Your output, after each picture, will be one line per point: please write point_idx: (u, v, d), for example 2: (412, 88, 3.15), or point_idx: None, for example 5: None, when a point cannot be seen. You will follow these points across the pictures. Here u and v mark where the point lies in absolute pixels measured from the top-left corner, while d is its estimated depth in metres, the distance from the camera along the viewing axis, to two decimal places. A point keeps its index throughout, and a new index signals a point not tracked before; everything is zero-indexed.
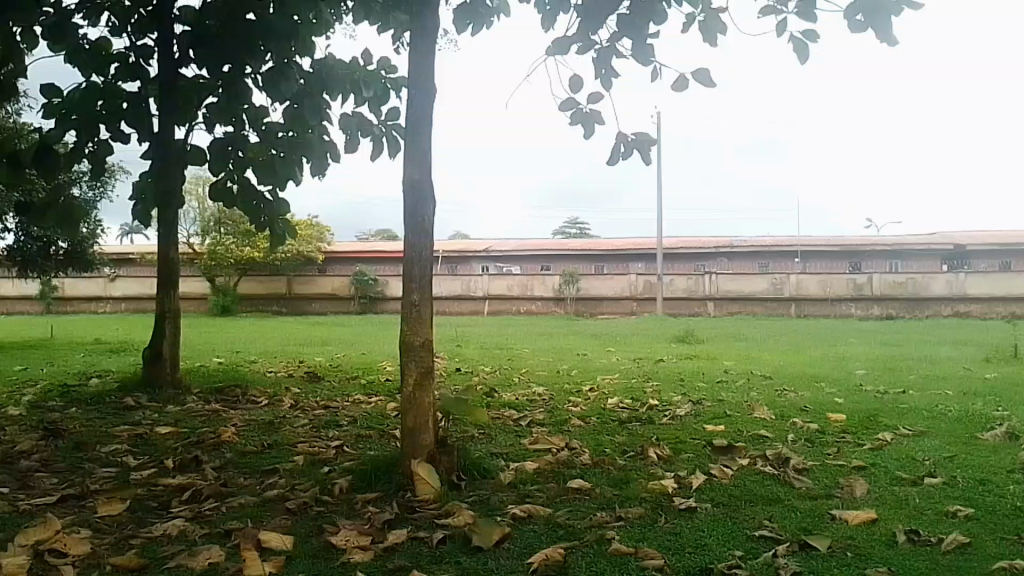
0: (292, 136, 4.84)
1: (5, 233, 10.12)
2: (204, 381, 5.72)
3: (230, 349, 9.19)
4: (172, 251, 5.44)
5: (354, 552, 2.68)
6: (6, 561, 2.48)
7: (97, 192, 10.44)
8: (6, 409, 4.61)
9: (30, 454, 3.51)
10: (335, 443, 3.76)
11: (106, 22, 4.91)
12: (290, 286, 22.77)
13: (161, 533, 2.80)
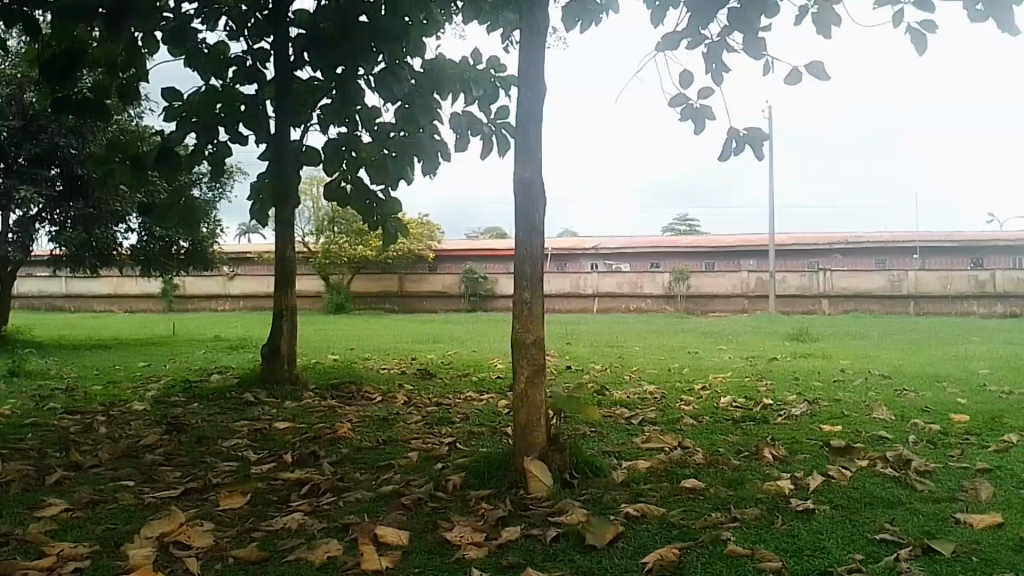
0: (404, 137, 4.87)
1: (131, 232, 10.82)
2: (320, 377, 5.86)
3: (347, 346, 9.38)
4: (288, 248, 5.61)
5: (469, 548, 2.67)
6: (134, 554, 2.53)
7: (217, 193, 10.90)
8: (133, 403, 4.80)
9: (155, 448, 3.64)
10: (448, 439, 3.80)
11: (226, 27, 5.02)
12: (401, 284, 23.16)
13: (281, 526, 2.81)
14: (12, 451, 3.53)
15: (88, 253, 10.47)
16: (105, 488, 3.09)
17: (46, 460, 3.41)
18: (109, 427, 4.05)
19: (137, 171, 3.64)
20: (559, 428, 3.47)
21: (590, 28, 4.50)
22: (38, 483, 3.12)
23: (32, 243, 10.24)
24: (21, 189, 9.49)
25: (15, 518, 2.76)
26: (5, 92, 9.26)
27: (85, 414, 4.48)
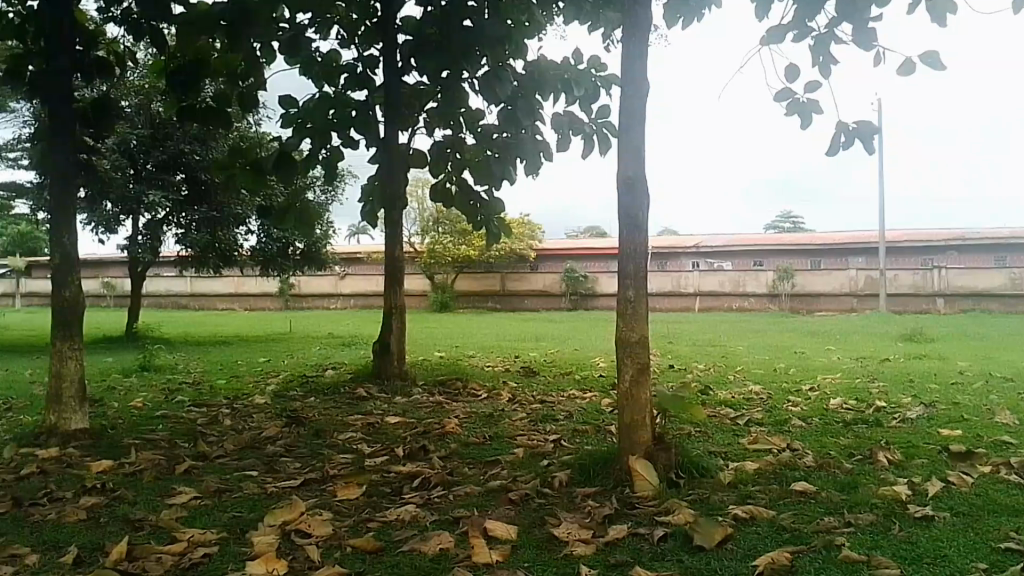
0: (507, 137, 4.98)
1: (250, 233, 11.25)
2: (428, 373, 6.01)
3: (452, 344, 9.54)
4: (396, 248, 5.82)
5: (577, 545, 2.67)
6: (258, 541, 2.64)
7: (329, 195, 11.19)
8: (254, 396, 5.06)
9: (276, 440, 3.83)
10: (553, 436, 3.85)
11: (337, 36, 5.21)
12: (503, 283, 23.45)
13: (395, 517, 2.89)
14: (146, 441, 3.78)
15: (211, 254, 10.91)
16: (231, 477, 3.24)
17: (176, 449, 3.63)
18: (233, 419, 4.28)
19: (256, 174, 3.82)
20: (665, 427, 3.46)
21: (691, 24, 4.45)
22: (170, 471, 3.32)
23: (160, 245, 10.79)
24: (149, 194, 10.13)
25: (150, 504, 2.92)
26: (133, 103, 10.04)
27: (210, 406, 4.74)
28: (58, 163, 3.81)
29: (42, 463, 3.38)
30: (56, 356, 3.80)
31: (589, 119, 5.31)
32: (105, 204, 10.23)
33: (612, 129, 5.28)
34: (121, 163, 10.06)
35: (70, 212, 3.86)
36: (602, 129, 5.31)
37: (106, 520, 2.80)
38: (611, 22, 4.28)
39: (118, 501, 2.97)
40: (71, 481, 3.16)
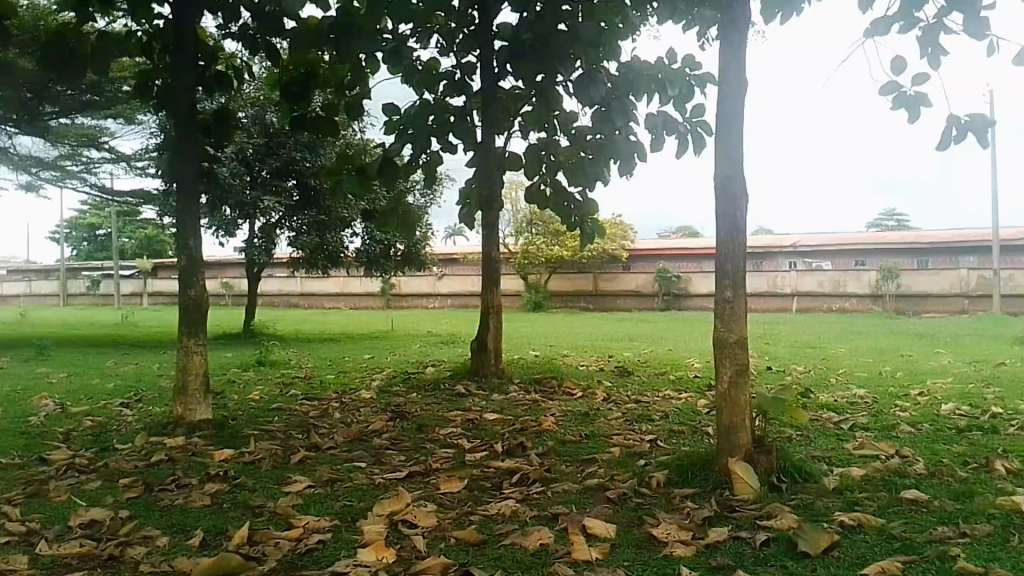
0: (601, 138, 5.01)
1: (354, 236, 11.67)
2: (523, 372, 6.08)
3: (548, 343, 9.61)
4: (494, 250, 5.92)
5: (677, 546, 2.65)
6: (368, 529, 2.78)
7: (428, 199, 11.46)
8: (359, 391, 5.27)
9: (381, 433, 3.98)
10: (649, 436, 3.86)
11: (436, 44, 5.35)
12: (596, 283, 23.40)
13: (496, 512, 2.96)
14: (263, 432, 3.99)
15: (320, 257, 11.35)
16: (341, 468, 3.39)
17: (290, 440, 3.83)
18: (341, 413, 4.47)
19: (362, 180, 3.98)
20: (765, 431, 3.42)
21: (790, 19, 4.38)
22: (285, 460, 3.51)
23: (274, 247, 11.28)
24: (265, 200, 10.64)
25: (268, 491, 3.10)
26: (251, 113, 10.58)
27: (321, 400, 4.96)
28: (186, 171, 4.06)
29: (170, 450, 3.63)
30: (183, 352, 4.04)
31: (683, 118, 5.27)
32: (223, 209, 10.74)
33: (708, 128, 5.23)
34: (239, 170, 10.55)
35: (195, 215, 4.10)
36: (697, 128, 5.25)
37: (228, 505, 2.99)
38: (705, 21, 4.25)
39: (239, 488, 3.16)
40: (196, 468, 3.38)
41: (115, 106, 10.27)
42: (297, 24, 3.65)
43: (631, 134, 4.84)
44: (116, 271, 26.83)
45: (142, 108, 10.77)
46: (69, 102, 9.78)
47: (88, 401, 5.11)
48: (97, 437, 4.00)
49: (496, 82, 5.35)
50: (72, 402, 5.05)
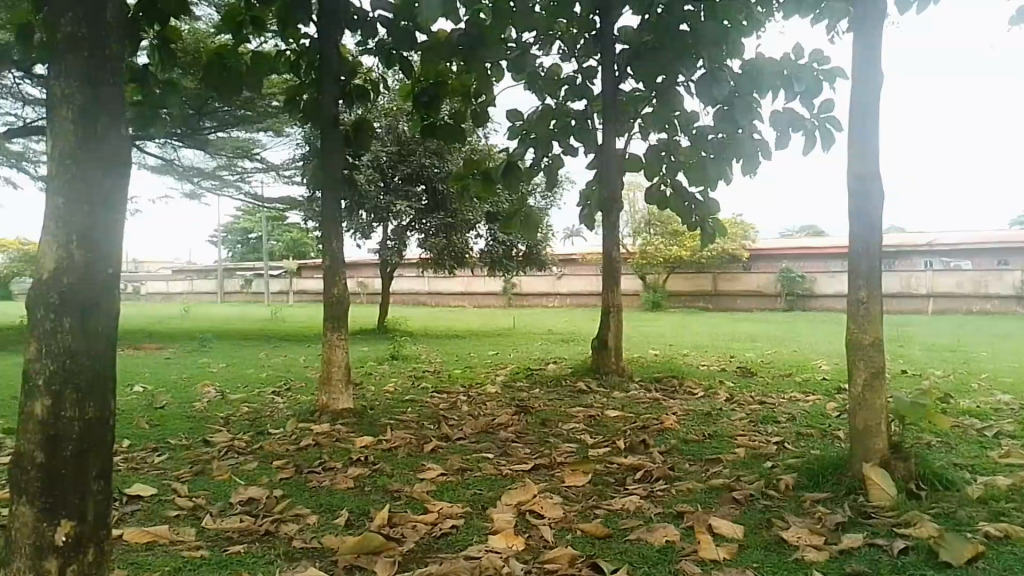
0: (723, 138, 4.96)
1: (478, 236, 12.21)
2: (644, 370, 6.12)
3: (669, 342, 9.59)
4: (615, 251, 6.03)
5: (808, 550, 2.62)
6: (498, 517, 2.97)
7: (548, 201, 11.70)
8: (485, 385, 5.48)
9: (507, 426, 4.14)
10: (775, 438, 3.83)
11: (559, 50, 5.47)
12: (715, 283, 23.08)
13: (621, 507, 3.05)
14: (398, 422, 4.23)
15: (447, 257, 11.79)
16: (471, 458, 3.59)
17: (423, 430, 4.06)
18: (470, 406, 4.67)
19: (488, 183, 4.11)
20: (902, 436, 3.31)
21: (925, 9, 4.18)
22: (420, 448, 3.73)
23: (405, 247, 11.78)
24: (397, 204, 11.10)
25: (404, 477, 3.35)
26: (385, 123, 11.10)
27: (449, 393, 5.20)
28: (329, 178, 4.34)
29: (317, 435, 3.92)
30: (327, 345, 4.33)
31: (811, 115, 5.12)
32: (360, 213, 11.37)
33: (838, 123, 5.05)
34: (375, 176, 11.08)
35: (337, 220, 4.40)
36: (826, 124, 5.08)
37: (369, 489, 3.26)
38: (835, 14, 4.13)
39: (379, 472, 3.43)
40: (340, 453, 3.66)
41: (267, 120, 11.00)
42: (427, 38, 3.86)
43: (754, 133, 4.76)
44: (265, 270, 28.87)
45: (290, 121, 11.46)
46: (225, 117, 10.62)
47: (244, 389, 5.58)
48: (253, 421, 4.38)
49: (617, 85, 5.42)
50: (230, 390, 5.53)
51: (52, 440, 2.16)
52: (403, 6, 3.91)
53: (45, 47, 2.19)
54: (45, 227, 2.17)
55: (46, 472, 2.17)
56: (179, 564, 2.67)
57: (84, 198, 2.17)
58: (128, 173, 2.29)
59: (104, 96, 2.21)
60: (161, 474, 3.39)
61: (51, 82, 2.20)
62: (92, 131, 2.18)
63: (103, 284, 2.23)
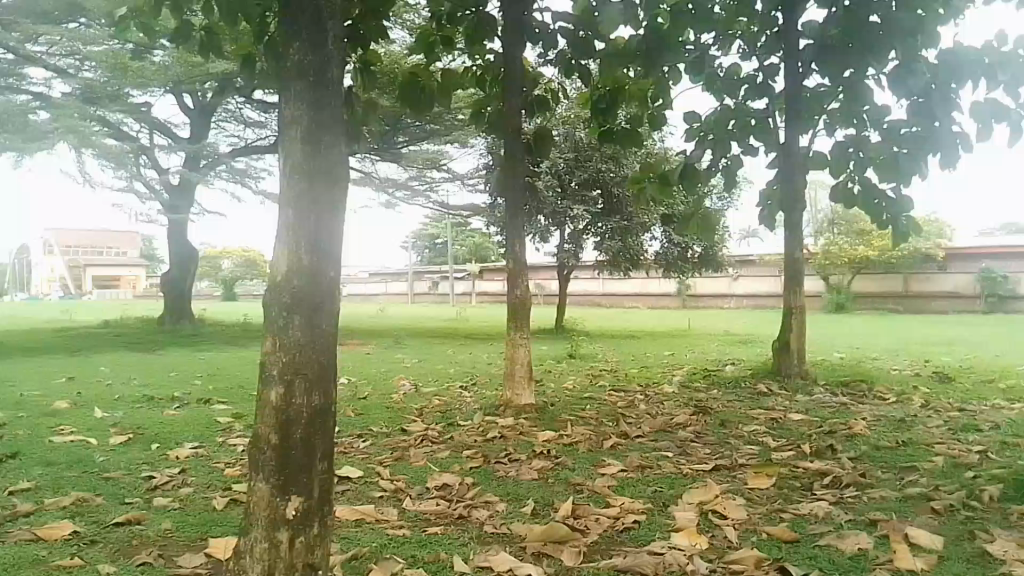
0: (917, 132, 4.72)
1: (653, 238, 12.29)
2: (828, 374, 5.95)
3: (856, 345, 9.16)
4: (798, 252, 5.90)
5: (1018, 565, 2.44)
6: (680, 516, 3.02)
7: (726, 202, 11.49)
8: (664, 385, 5.58)
9: (686, 426, 4.24)
10: (977, 448, 3.63)
11: (739, 49, 5.56)
12: (906, 284, 21.65)
13: (809, 512, 3.01)
14: (578, 417, 4.40)
15: (623, 258, 11.88)
16: (651, 456, 3.71)
17: (603, 427, 4.24)
18: (646, 405, 4.81)
19: (665, 186, 4.15)
20: None
21: None
22: (600, 445, 3.88)
23: (581, 251, 12.06)
24: (575, 208, 11.44)
25: (586, 471, 3.51)
26: (563, 131, 11.31)
27: (627, 391, 5.34)
28: (509, 184, 4.58)
29: (502, 428, 4.17)
30: (511, 343, 4.56)
31: (1017, 104, 4.76)
32: (538, 219, 11.79)
33: None
34: (554, 183, 11.34)
35: (519, 226, 4.61)
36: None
37: (553, 481, 3.44)
38: None
39: (561, 466, 3.61)
40: (525, 446, 3.87)
41: (454, 132, 12.11)
42: (606, 45, 3.99)
43: (953, 126, 4.49)
44: (450, 272, 30.44)
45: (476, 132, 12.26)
46: (417, 131, 12.04)
47: (435, 383, 6.00)
48: (444, 413, 4.71)
49: (802, 80, 5.51)
50: (423, 383, 5.96)
51: (283, 426, 2.43)
52: (583, 15, 4.08)
53: (279, 78, 2.53)
54: (280, 236, 2.48)
55: (280, 452, 2.44)
56: (385, 540, 2.93)
57: (312, 210, 2.47)
58: (346, 183, 2.57)
59: (325, 118, 2.51)
60: (366, 459, 3.74)
61: (283, 107, 2.54)
62: (319, 149, 2.49)
63: (326, 285, 2.49)
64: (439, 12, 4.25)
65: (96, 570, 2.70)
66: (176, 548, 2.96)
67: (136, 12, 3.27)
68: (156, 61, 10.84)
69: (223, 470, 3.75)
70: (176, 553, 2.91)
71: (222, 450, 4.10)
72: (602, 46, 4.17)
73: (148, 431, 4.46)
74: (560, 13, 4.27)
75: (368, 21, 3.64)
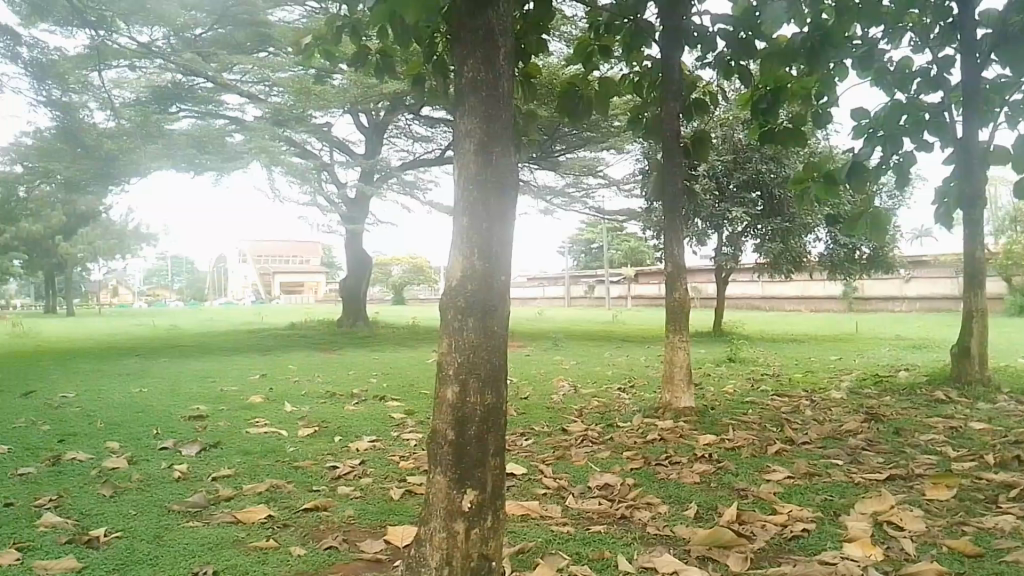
0: None
1: (818, 241, 11.97)
2: (1015, 381, 5.55)
3: None
4: (979, 253, 5.55)
5: None
6: (853, 526, 2.93)
7: (897, 201, 10.99)
8: (830, 391, 5.43)
9: (856, 433, 4.14)
10: None
11: (909, 43, 5.31)
12: None
13: (994, 526, 2.83)
14: (740, 422, 4.43)
15: (784, 261, 11.65)
16: (819, 464, 3.66)
17: (767, 432, 4.22)
18: (813, 410, 4.72)
19: (829, 185, 3.98)
20: None
21: None
22: (763, 450, 3.87)
23: (741, 254, 11.99)
24: (733, 211, 11.37)
25: (750, 477, 3.51)
26: (721, 134, 11.31)
27: (791, 396, 5.28)
28: (669, 190, 4.70)
29: (661, 431, 4.23)
30: (670, 347, 4.59)
31: None
32: (695, 222, 11.88)
33: None
34: (711, 186, 11.42)
35: (676, 230, 4.71)
36: None
37: (716, 485, 3.46)
38: None
39: (724, 469, 3.63)
40: (685, 448, 3.93)
41: (610, 139, 12.42)
42: (767, 44, 3.92)
43: None
44: (605, 277, 30.59)
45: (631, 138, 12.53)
46: (574, 139, 12.42)
47: (594, 384, 6.14)
48: (603, 414, 4.85)
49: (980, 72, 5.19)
50: (582, 384, 6.11)
51: (459, 423, 2.55)
52: (742, 17, 4.03)
53: (455, 93, 2.68)
54: (456, 243, 2.63)
55: (456, 448, 2.56)
56: (551, 536, 3.03)
57: (485, 217, 2.59)
58: (516, 190, 2.67)
59: (496, 128, 2.62)
60: (528, 457, 3.92)
61: (458, 122, 2.69)
62: (490, 160, 2.61)
63: (497, 289, 2.60)
64: (595, 22, 4.33)
65: (290, 552, 2.97)
66: (359, 533, 3.20)
67: (321, 41, 3.55)
68: (337, 85, 11.56)
69: (397, 463, 4.02)
70: (359, 538, 3.15)
71: (396, 444, 4.40)
72: (762, 46, 4.09)
73: (331, 424, 4.86)
74: (719, 15, 4.24)
75: (528, 35, 3.75)
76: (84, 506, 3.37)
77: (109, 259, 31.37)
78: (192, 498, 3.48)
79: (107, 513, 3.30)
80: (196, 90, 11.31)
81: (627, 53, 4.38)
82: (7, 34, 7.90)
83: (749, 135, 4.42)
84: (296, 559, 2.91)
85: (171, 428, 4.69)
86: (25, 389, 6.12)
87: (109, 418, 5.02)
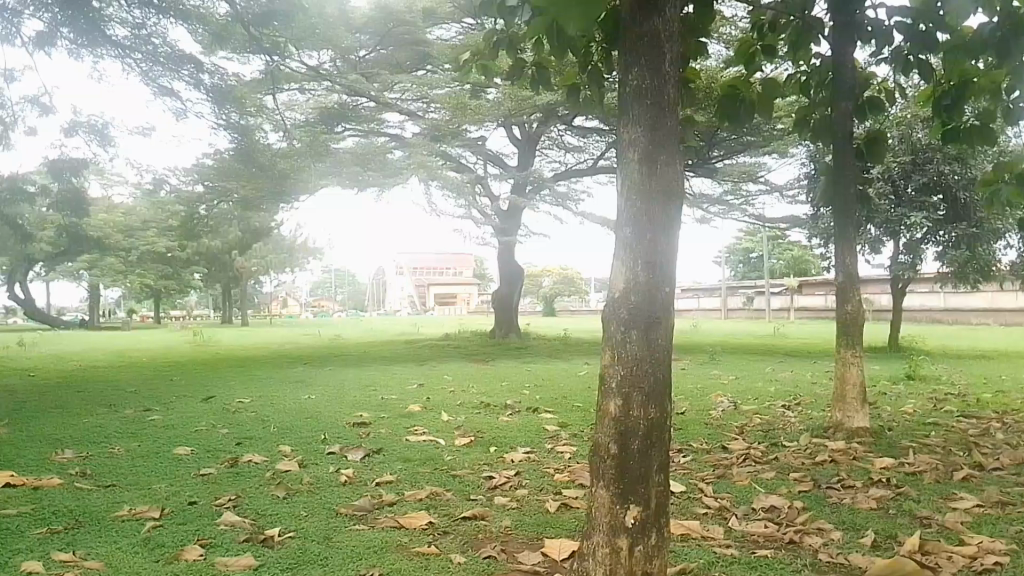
0: None
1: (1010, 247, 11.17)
2: None
3: None
4: None
5: None
6: None
7: None
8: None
9: None
10: None
11: None
12: None
13: None
14: (921, 445, 4.19)
15: (971, 269, 10.94)
16: (1012, 492, 3.37)
17: (952, 457, 3.95)
18: (1006, 434, 4.36)
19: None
20: None
21: None
22: (949, 476, 3.63)
23: (921, 262, 11.31)
24: (913, 215, 10.77)
25: (934, 504, 3.26)
26: (898, 134, 10.73)
27: (981, 418, 4.90)
28: (842, 195, 4.52)
29: (832, 452, 4.05)
30: (841, 363, 4.45)
31: None
32: (869, 229, 11.39)
33: None
34: (887, 190, 10.94)
35: (849, 239, 4.52)
36: None
37: (895, 512, 3.24)
38: None
39: (903, 496, 3.41)
40: (859, 472, 3.74)
41: (772, 142, 12.35)
42: (953, 35, 3.70)
43: None
44: (766, 288, 29.73)
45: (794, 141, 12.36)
46: (733, 144, 12.40)
47: (755, 401, 5.94)
48: (766, 433, 4.72)
49: None
50: (742, 401, 5.94)
51: (622, 437, 2.39)
52: (921, 9, 3.82)
53: (618, 102, 2.55)
54: (618, 254, 2.48)
55: (619, 461, 2.41)
56: (713, 558, 2.87)
57: (648, 228, 2.42)
58: (682, 200, 2.49)
59: (662, 136, 2.44)
60: (688, 474, 3.85)
61: (620, 131, 2.54)
62: (653, 170, 2.44)
63: (661, 301, 2.42)
64: (759, 22, 4.20)
65: (450, 559, 2.99)
66: (516, 544, 3.18)
67: (480, 57, 3.64)
68: (492, 99, 11.97)
69: (552, 475, 4.02)
70: (516, 550, 3.12)
71: (551, 456, 4.42)
72: (946, 38, 3.86)
73: (487, 434, 4.95)
74: (895, 7, 4.03)
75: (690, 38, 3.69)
76: (260, 506, 3.56)
77: (281, 274, 33.78)
78: (358, 501, 3.61)
79: (281, 515, 3.46)
80: (359, 110, 12.02)
81: (793, 52, 4.22)
82: (190, 62, 8.52)
83: (932, 135, 4.17)
84: (457, 566, 2.92)
85: (337, 433, 4.91)
86: (206, 394, 6.62)
87: (280, 423, 5.33)
